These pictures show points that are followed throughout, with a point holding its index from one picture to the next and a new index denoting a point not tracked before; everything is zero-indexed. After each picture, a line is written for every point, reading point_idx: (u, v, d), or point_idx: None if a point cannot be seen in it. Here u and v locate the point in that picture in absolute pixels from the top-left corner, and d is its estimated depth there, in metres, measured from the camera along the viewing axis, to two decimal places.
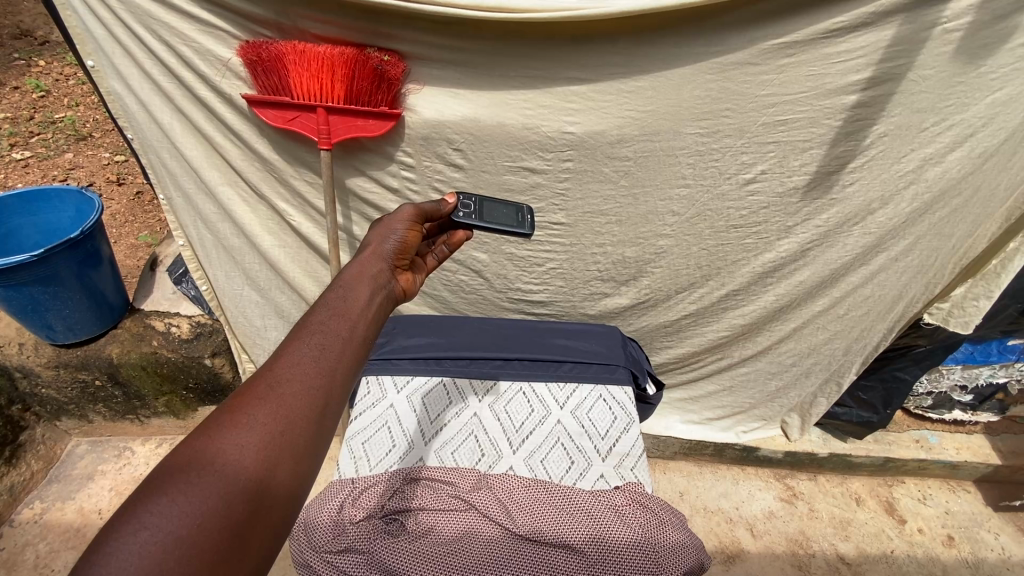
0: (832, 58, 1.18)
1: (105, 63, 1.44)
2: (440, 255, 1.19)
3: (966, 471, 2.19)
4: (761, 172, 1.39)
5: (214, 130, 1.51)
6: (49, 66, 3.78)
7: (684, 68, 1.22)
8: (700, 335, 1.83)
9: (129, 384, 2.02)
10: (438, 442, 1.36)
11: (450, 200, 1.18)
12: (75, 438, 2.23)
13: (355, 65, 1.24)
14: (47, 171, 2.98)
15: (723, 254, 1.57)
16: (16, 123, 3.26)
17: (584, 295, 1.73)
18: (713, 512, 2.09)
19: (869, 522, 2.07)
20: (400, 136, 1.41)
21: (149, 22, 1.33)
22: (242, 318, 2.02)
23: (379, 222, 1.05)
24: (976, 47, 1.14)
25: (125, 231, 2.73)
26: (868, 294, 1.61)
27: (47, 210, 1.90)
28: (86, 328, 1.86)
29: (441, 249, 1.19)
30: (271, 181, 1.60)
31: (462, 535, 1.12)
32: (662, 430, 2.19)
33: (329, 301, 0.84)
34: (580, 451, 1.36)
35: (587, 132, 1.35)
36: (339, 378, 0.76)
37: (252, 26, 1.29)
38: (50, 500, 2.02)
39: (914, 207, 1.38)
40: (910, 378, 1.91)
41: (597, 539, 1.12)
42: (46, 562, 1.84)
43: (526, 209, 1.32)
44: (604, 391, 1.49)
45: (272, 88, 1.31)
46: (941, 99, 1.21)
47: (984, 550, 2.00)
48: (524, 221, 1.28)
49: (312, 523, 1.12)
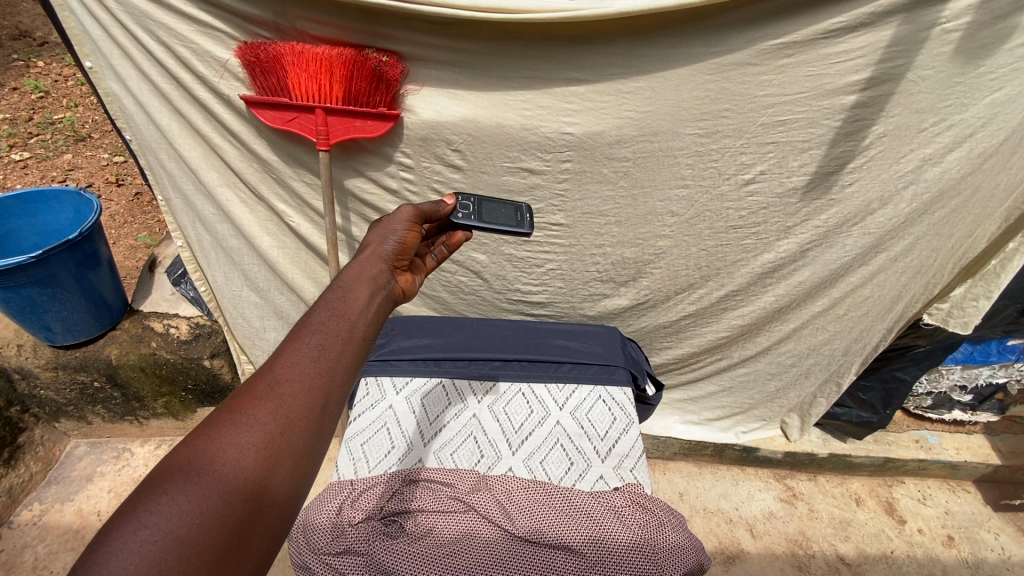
0: (831, 58, 1.18)
1: (103, 64, 1.44)
2: (439, 256, 1.18)
3: (966, 471, 2.19)
4: (760, 172, 1.39)
5: (212, 131, 1.51)
6: (49, 67, 3.78)
7: (682, 69, 1.22)
8: (700, 336, 1.83)
9: (128, 385, 2.02)
10: (437, 443, 1.36)
11: (450, 201, 1.18)
12: (75, 440, 2.23)
13: (353, 66, 1.23)
14: (46, 172, 2.98)
15: (722, 254, 1.56)
16: (15, 124, 3.26)
17: (583, 295, 1.73)
18: (712, 513, 2.09)
19: (869, 522, 2.07)
20: (399, 137, 1.40)
21: (147, 23, 1.32)
22: (241, 319, 2.02)
23: (378, 222, 1.05)
24: (975, 47, 1.13)
25: (124, 232, 2.73)
26: (868, 294, 1.61)
27: (46, 211, 1.90)
28: (84, 329, 1.85)
29: (440, 249, 1.19)
30: (270, 182, 1.60)
31: (461, 537, 1.11)
32: (662, 431, 2.19)
33: (328, 302, 0.84)
34: (580, 452, 1.36)
35: (586, 132, 1.35)
36: (339, 378, 0.75)
37: (250, 27, 1.28)
38: (49, 501, 2.01)
39: (913, 207, 1.38)
40: (909, 378, 1.91)
41: (596, 540, 1.12)
42: (44, 564, 1.84)
43: (525, 208, 1.32)
44: (604, 392, 1.49)
45: (270, 89, 1.30)
46: (940, 100, 1.21)
47: (984, 551, 2.00)
48: (523, 220, 1.28)
49: (311, 524, 1.11)
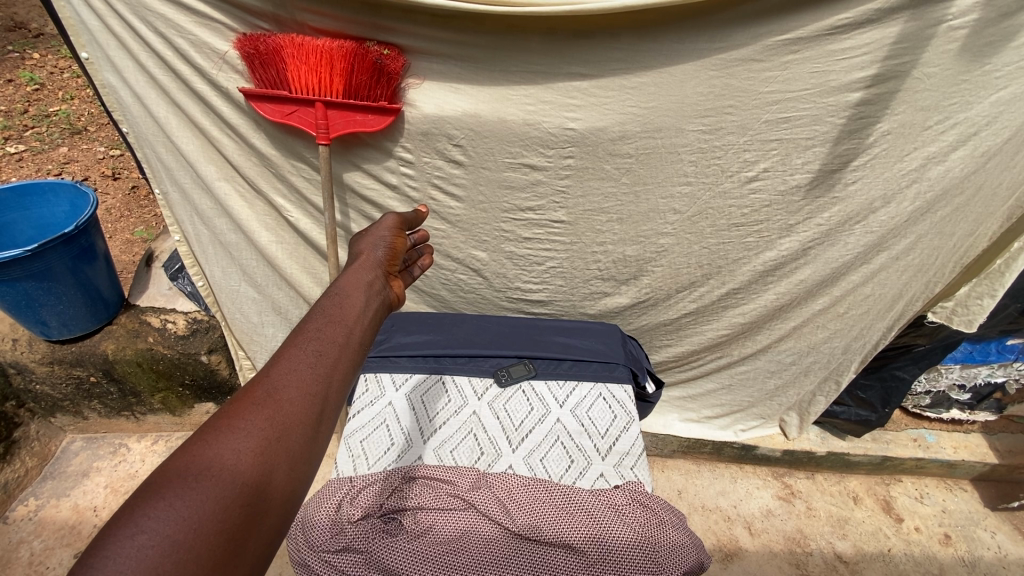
0: (837, 55, 1.17)
1: (99, 56, 1.41)
2: (417, 273, 1.22)
3: (963, 470, 2.20)
4: (764, 169, 1.38)
5: (210, 123, 1.49)
6: (44, 58, 3.75)
7: (687, 64, 1.21)
8: (700, 334, 1.82)
9: (124, 380, 2.01)
10: (436, 441, 1.34)
11: (423, 210, 1.31)
12: (71, 435, 2.22)
13: (354, 58, 1.22)
14: (42, 166, 2.94)
15: (723, 253, 1.56)
16: (9, 116, 3.22)
17: (584, 294, 1.73)
18: (710, 510, 2.10)
19: (866, 520, 2.08)
20: (399, 131, 1.39)
21: (144, 13, 1.31)
22: (239, 315, 1.99)
23: (364, 233, 1.09)
24: (981, 44, 1.13)
25: (120, 226, 2.71)
26: (868, 293, 1.61)
27: (40, 206, 1.88)
28: (79, 324, 1.84)
29: (413, 270, 1.22)
30: (268, 177, 1.59)
31: (461, 534, 1.11)
32: (661, 428, 2.19)
33: (324, 308, 0.84)
34: (580, 450, 1.35)
35: (588, 128, 1.34)
36: (336, 384, 0.75)
37: (250, 19, 1.27)
38: (44, 497, 2.00)
39: (916, 206, 1.38)
40: (908, 377, 1.91)
41: (596, 539, 1.11)
42: (41, 560, 1.82)
43: (501, 373, 1.50)
44: (604, 390, 1.48)
45: (269, 82, 1.28)
46: (945, 98, 1.20)
47: (980, 549, 2.00)
48: (499, 377, 1.49)
49: (311, 522, 1.10)
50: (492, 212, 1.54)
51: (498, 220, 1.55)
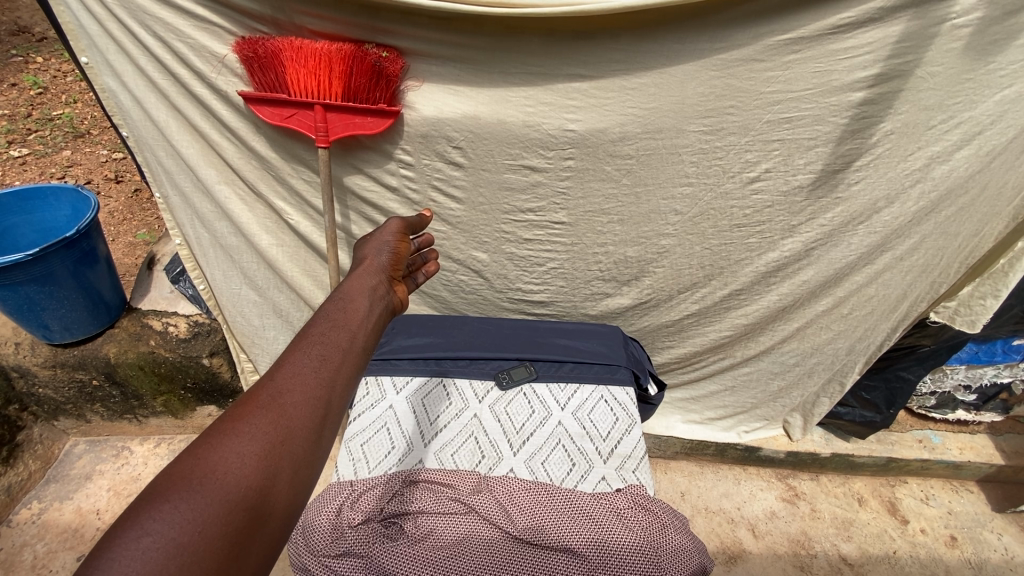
0: (838, 54, 1.16)
1: (98, 60, 1.42)
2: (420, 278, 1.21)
3: (969, 471, 2.18)
4: (766, 170, 1.37)
5: (209, 126, 1.49)
6: (47, 62, 3.77)
7: (688, 64, 1.20)
8: (702, 335, 1.81)
9: (126, 383, 2.02)
10: (438, 444, 1.34)
11: (427, 215, 1.32)
12: (74, 438, 2.23)
13: (353, 61, 1.22)
14: (46, 169, 2.96)
15: (725, 253, 1.55)
16: (13, 120, 3.23)
17: (585, 295, 1.72)
18: (714, 512, 2.09)
19: (871, 522, 2.06)
20: (398, 134, 1.38)
21: (142, 17, 1.30)
22: (240, 317, 1.99)
23: (368, 238, 1.09)
24: (985, 43, 1.11)
25: (124, 229, 2.72)
26: (871, 294, 1.59)
27: (43, 209, 1.88)
28: (81, 328, 1.84)
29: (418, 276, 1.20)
30: (268, 180, 1.59)
31: (462, 538, 1.10)
32: (662, 430, 2.18)
33: (328, 313, 0.83)
34: (581, 453, 1.34)
35: (588, 129, 1.33)
36: (339, 389, 0.74)
37: (249, 22, 1.27)
38: (47, 500, 2.01)
39: (920, 206, 1.36)
40: (913, 378, 1.90)
41: (598, 542, 1.10)
42: (44, 563, 1.83)
43: (500, 374, 1.50)
44: (606, 392, 1.47)
45: (268, 85, 1.28)
46: (949, 97, 1.19)
47: (987, 551, 1.98)
48: (500, 379, 1.48)
49: (311, 527, 1.10)
50: (492, 213, 1.53)
51: (498, 221, 1.54)
